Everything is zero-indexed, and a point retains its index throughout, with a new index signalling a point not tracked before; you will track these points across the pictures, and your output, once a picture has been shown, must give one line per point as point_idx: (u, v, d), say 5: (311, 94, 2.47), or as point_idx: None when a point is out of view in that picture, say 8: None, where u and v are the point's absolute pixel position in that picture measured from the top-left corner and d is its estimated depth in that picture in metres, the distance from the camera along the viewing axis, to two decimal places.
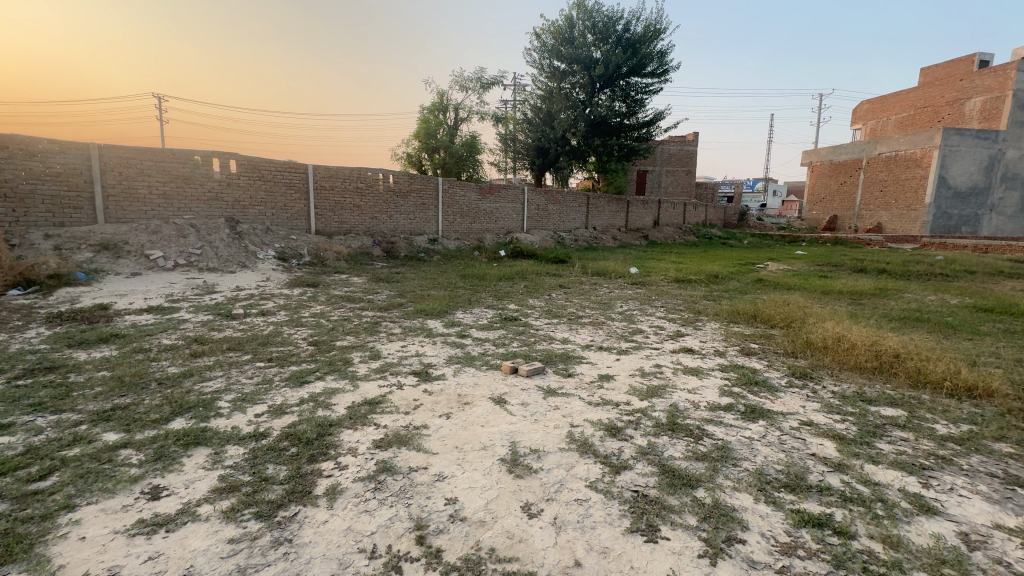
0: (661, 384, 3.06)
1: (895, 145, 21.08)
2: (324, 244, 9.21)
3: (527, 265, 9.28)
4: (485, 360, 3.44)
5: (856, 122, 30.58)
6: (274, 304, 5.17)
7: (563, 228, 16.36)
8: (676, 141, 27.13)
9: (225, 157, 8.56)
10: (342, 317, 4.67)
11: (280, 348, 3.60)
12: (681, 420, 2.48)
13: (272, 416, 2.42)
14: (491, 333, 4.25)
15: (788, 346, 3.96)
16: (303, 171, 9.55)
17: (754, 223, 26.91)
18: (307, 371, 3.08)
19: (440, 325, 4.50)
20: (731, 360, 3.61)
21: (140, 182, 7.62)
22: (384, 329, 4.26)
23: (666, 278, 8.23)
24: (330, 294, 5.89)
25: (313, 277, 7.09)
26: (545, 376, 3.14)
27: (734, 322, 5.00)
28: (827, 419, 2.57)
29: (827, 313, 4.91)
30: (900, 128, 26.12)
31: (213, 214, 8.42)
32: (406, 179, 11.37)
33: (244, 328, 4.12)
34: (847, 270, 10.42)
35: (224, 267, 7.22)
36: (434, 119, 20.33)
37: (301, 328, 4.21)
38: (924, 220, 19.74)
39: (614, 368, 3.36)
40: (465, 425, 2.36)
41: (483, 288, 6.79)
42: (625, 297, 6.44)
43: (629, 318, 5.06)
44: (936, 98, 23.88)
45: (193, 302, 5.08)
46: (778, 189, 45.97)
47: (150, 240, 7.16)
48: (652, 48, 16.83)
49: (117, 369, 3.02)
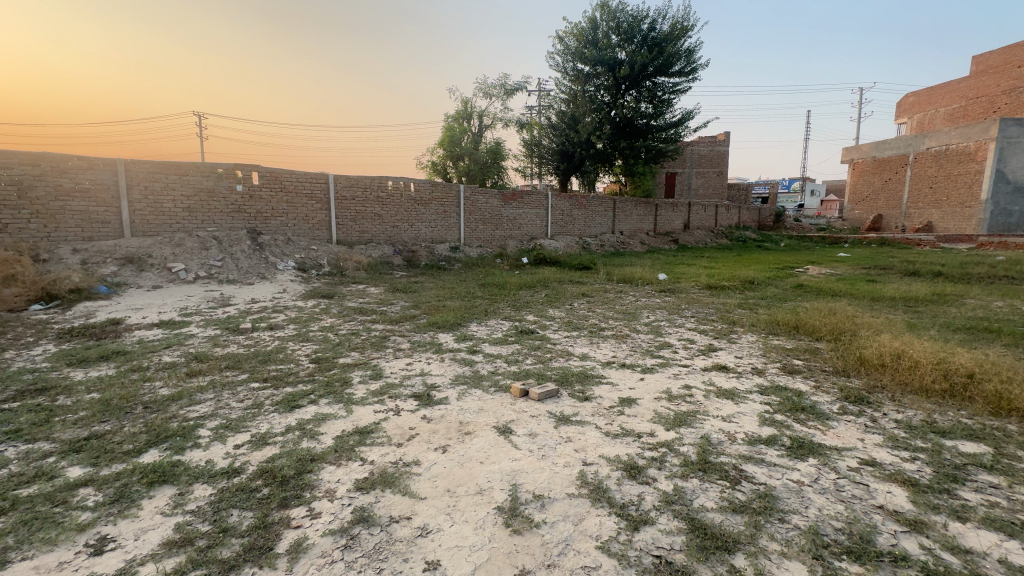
0: (689, 410, 2.70)
1: (946, 139, 19.74)
2: (344, 254, 9.17)
3: (549, 272, 8.99)
4: (493, 380, 3.15)
5: (901, 116, 28.96)
6: (285, 317, 5.04)
7: (589, 233, 15.96)
8: (706, 141, 26.31)
9: (248, 169, 8.62)
10: (350, 331, 4.47)
11: (280, 366, 3.42)
12: (714, 458, 2.12)
13: (251, 448, 2.20)
14: (504, 348, 3.96)
15: (838, 363, 3.50)
16: (324, 181, 9.55)
17: (791, 225, 25.71)
18: (301, 394, 2.87)
19: (451, 339, 4.23)
20: (772, 381, 3.20)
21: (165, 196, 7.73)
22: (391, 345, 4.03)
23: (697, 285, 7.76)
24: (343, 305, 5.73)
25: (330, 288, 6.99)
26: (558, 400, 2.82)
27: (774, 334, 4.54)
28: (893, 458, 2.15)
29: (881, 323, 4.40)
30: (950, 120, 24.55)
31: (235, 226, 8.48)
32: (428, 187, 11.27)
33: (248, 344, 3.97)
34: (898, 273, 9.65)
35: (243, 278, 7.21)
36: (458, 126, 20.30)
37: (306, 344, 4.02)
38: (980, 218, 18.33)
39: (637, 390, 3.01)
40: (462, 462, 2.08)
41: (501, 298, 6.52)
42: (652, 306, 6.04)
43: (655, 330, 4.67)
44: (991, 88, 22.36)
45: (205, 315, 5.01)
46: (817, 189, 44.07)
47: (173, 252, 7.22)
48: (679, 46, 16.35)
49: (107, 390, 2.89)
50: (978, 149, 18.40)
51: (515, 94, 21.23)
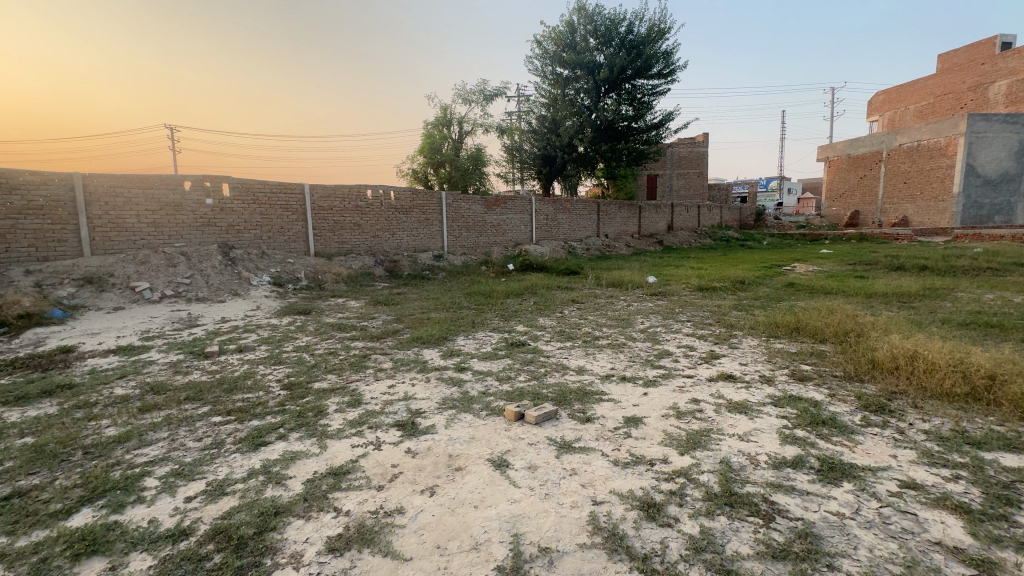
0: (702, 429, 2.46)
1: (917, 134, 20.17)
2: (322, 266, 8.80)
3: (536, 278, 8.74)
4: (484, 402, 2.86)
5: (872, 114, 29.65)
6: (257, 337, 4.68)
7: (574, 237, 15.79)
8: (685, 142, 26.53)
9: (218, 181, 8.21)
10: (328, 351, 4.14)
11: (247, 395, 3.08)
12: (740, 488, 1.87)
13: (204, 501, 1.88)
14: (494, 364, 3.67)
15: (848, 367, 3.31)
16: (300, 191, 9.18)
17: (772, 223, 26.02)
18: (269, 428, 2.54)
19: (437, 356, 3.93)
20: (783, 390, 2.98)
21: (128, 211, 7.28)
22: (372, 365, 3.71)
23: (688, 286, 7.59)
24: (321, 322, 5.38)
25: (307, 303, 6.63)
26: (558, 423, 2.55)
27: (776, 337, 4.34)
28: (933, 478, 1.93)
29: (885, 322, 4.23)
30: (920, 117, 25.19)
31: (205, 240, 8.06)
32: (408, 195, 10.96)
33: (213, 370, 3.61)
34: (884, 269, 9.64)
35: (214, 296, 6.79)
36: (438, 133, 20.02)
37: (278, 367, 3.69)
38: (953, 212, 18.72)
39: (642, 408, 2.77)
40: (454, 507, 1.79)
41: (489, 307, 6.24)
42: (645, 311, 5.82)
43: (652, 337, 4.44)
44: (957, 84, 23.01)
45: (169, 338, 4.62)
46: (793, 187, 44.90)
47: (136, 271, 6.79)
48: (657, 48, 16.40)
49: (43, 433, 2.52)
50: (948, 144, 18.81)
51: (494, 99, 21.06)
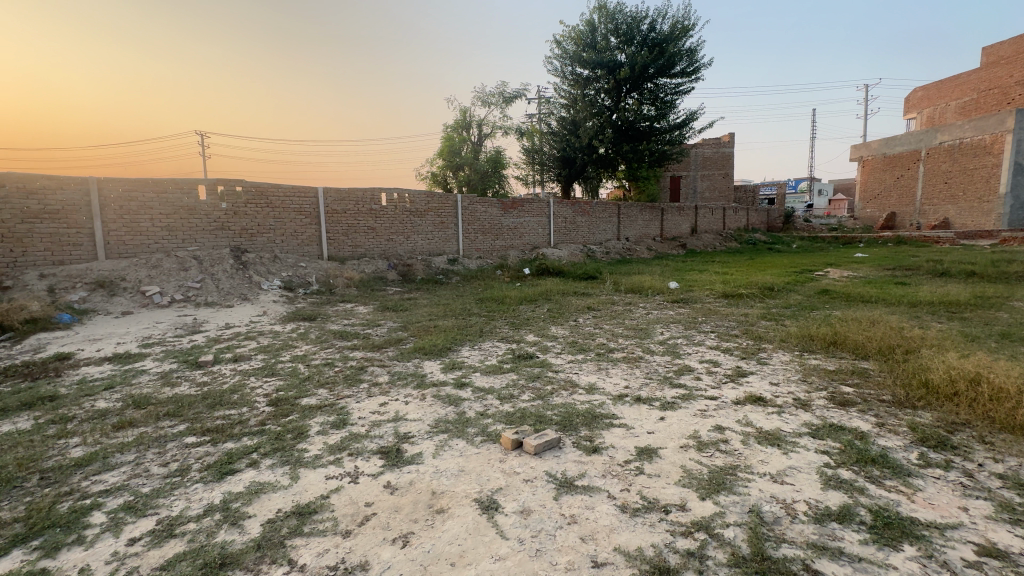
0: (727, 465, 2.12)
1: (959, 132, 19.08)
2: (334, 270, 8.69)
3: (552, 283, 8.43)
4: (481, 426, 2.58)
5: (911, 111, 28.26)
6: (255, 345, 4.52)
7: (593, 240, 15.40)
8: (710, 143, 25.84)
9: (231, 184, 8.17)
10: (324, 362, 3.93)
11: (228, 412, 2.87)
12: (774, 551, 1.54)
13: (147, 545, 1.64)
14: (497, 379, 3.38)
15: (897, 392, 2.91)
16: (313, 195, 9.10)
17: (801, 225, 25.02)
18: (241, 452, 2.31)
19: (437, 369, 3.66)
20: (822, 418, 2.61)
21: (142, 215, 7.28)
22: (368, 378, 3.47)
23: (712, 293, 7.17)
24: (324, 329, 5.19)
25: (315, 308, 6.47)
26: (560, 454, 2.25)
27: (810, 353, 3.93)
28: (1020, 544, 1.56)
29: (935, 337, 3.78)
30: (963, 113, 23.89)
31: (218, 244, 8.02)
32: (423, 198, 10.80)
33: (203, 382, 3.44)
34: (926, 274, 8.97)
35: (223, 300, 6.71)
36: (457, 136, 19.94)
37: (270, 380, 3.49)
38: (999, 213, 17.58)
39: (659, 436, 2.44)
40: (427, 565, 1.51)
41: (499, 315, 5.95)
42: (665, 320, 5.46)
43: (672, 351, 4.07)
44: (1003, 78, 21.72)
45: (168, 346, 4.49)
46: (824, 189, 43.33)
47: (148, 275, 6.76)
48: (680, 46, 15.91)
49: (6, 454, 2.35)
50: (994, 142, 17.71)
51: (514, 101, 20.86)
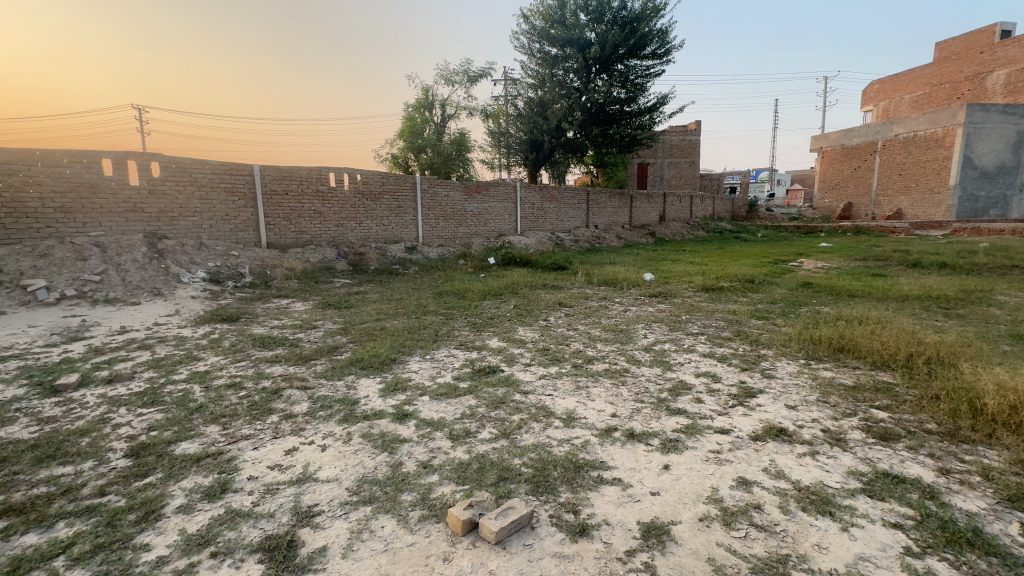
0: (774, 558, 1.47)
1: (914, 125, 19.45)
2: (273, 260, 7.65)
3: (519, 275, 7.72)
4: (423, 491, 1.83)
5: (866, 104, 28.97)
6: (147, 358, 3.57)
7: (562, 227, 14.76)
8: (677, 131, 25.63)
9: (145, 158, 6.96)
10: (229, 383, 3.05)
11: (58, 472, 2.00)
12: None
13: None
14: (449, 408, 2.62)
15: (943, 421, 2.36)
16: (248, 173, 7.97)
17: (765, 215, 25.28)
18: (38, 558, 1.48)
19: (374, 393, 2.86)
20: (870, 463, 2.02)
21: (28, 192, 6.02)
22: (280, 408, 2.65)
23: (690, 286, 6.66)
24: (244, 334, 4.27)
25: (241, 306, 5.50)
26: (533, 541, 1.55)
27: (818, 362, 3.38)
28: None
29: (957, 343, 3.29)
30: (915, 107, 24.62)
31: (130, 229, 6.83)
32: (378, 179, 9.79)
33: (47, 419, 2.52)
34: (899, 266, 8.81)
35: (129, 296, 5.64)
36: (419, 116, 18.78)
37: (145, 413, 2.60)
38: (949, 205, 18.12)
39: (670, 502, 1.77)
40: None
41: (460, 313, 5.19)
42: (647, 319, 4.86)
43: (661, 361, 3.43)
44: (954, 74, 22.38)
45: (29, 361, 3.48)
46: (782, 180, 44.66)
47: (34, 266, 5.60)
48: (652, 26, 15.30)
49: None
50: (946, 135, 18.10)
51: (479, 80, 19.82)
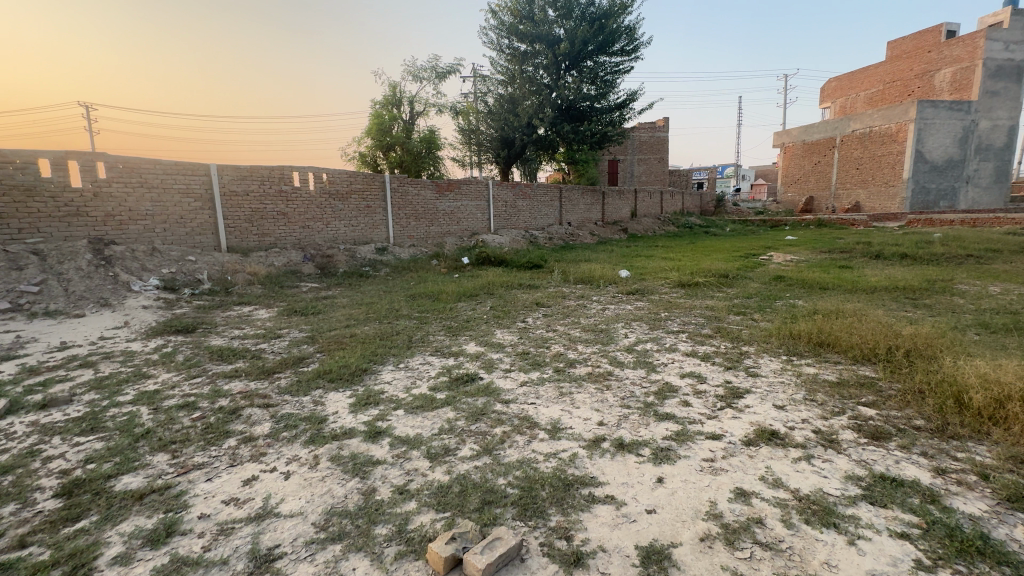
0: None
1: (870, 121, 20.19)
2: (233, 265, 7.25)
3: (494, 274, 7.57)
4: (399, 521, 1.65)
5: (824, 101, 29.96)
6: (89, 377, 3.24)
7: (535, 225, 14.66)
8: (646, 128, 25.91)
9: (89, 158, 6.45)
10: (182, 402, 2.78)
11: None
12: None
13: None
14: (426, 422, 2.44)
15: (931, 417, 2.33)
16: (204, 173, 7.52)
17: (732, 210, 25.87)
18: None
19: (343, 408, 2.65)
20: (866, 465, 1.96)
21: None
22: (239, 430, 2.41)
23: (666, 282, 6.65)
24: (201, 347, 3.96)
25: (198, 315, 5.15)
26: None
27: (800, 358, 3.35)
28: None
29: (932, 335, 3.31)
30: (870, 103, 25.57)
31: (73, 234, 6.32)
32: (345, 178, 9.44)
33: None
34: (863, 258, 9.06)
35: (72, 308, 5.20)
36: (387, 113, 18.32)
37: (83, 442, 2.32)
38: (903, 197, 18.92)
39: (668, 520, 1.64)
40: None
41: (434, 316, 4.99)
42: (627, 317, 4.77)
43: (644, 362, 3.34)
44: (905, 72, 23.32)
45: None
46: (746, 175, 45.92)
47: None
48: (620, 23, 15.34)
49: None
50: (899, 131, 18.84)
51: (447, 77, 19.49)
